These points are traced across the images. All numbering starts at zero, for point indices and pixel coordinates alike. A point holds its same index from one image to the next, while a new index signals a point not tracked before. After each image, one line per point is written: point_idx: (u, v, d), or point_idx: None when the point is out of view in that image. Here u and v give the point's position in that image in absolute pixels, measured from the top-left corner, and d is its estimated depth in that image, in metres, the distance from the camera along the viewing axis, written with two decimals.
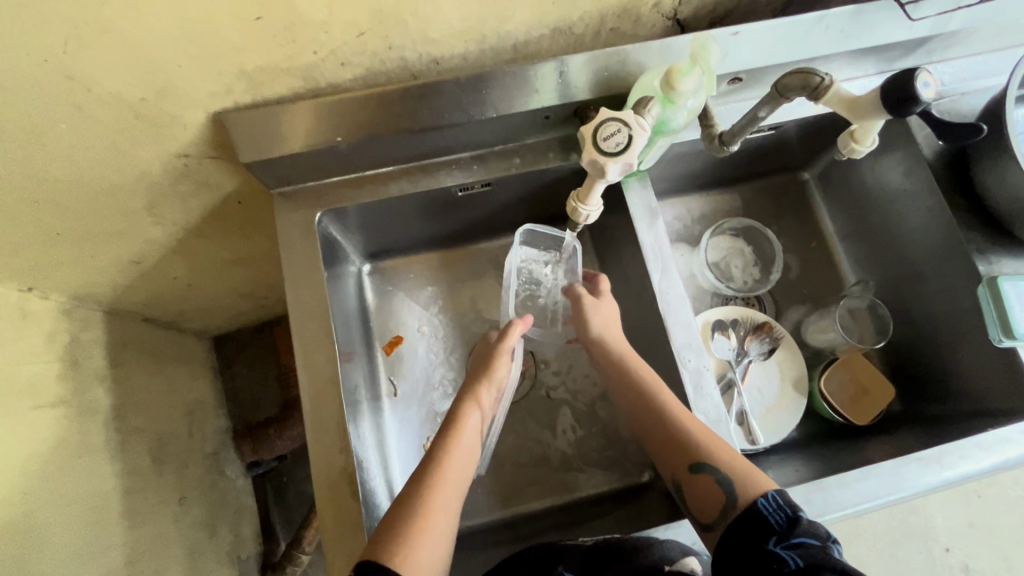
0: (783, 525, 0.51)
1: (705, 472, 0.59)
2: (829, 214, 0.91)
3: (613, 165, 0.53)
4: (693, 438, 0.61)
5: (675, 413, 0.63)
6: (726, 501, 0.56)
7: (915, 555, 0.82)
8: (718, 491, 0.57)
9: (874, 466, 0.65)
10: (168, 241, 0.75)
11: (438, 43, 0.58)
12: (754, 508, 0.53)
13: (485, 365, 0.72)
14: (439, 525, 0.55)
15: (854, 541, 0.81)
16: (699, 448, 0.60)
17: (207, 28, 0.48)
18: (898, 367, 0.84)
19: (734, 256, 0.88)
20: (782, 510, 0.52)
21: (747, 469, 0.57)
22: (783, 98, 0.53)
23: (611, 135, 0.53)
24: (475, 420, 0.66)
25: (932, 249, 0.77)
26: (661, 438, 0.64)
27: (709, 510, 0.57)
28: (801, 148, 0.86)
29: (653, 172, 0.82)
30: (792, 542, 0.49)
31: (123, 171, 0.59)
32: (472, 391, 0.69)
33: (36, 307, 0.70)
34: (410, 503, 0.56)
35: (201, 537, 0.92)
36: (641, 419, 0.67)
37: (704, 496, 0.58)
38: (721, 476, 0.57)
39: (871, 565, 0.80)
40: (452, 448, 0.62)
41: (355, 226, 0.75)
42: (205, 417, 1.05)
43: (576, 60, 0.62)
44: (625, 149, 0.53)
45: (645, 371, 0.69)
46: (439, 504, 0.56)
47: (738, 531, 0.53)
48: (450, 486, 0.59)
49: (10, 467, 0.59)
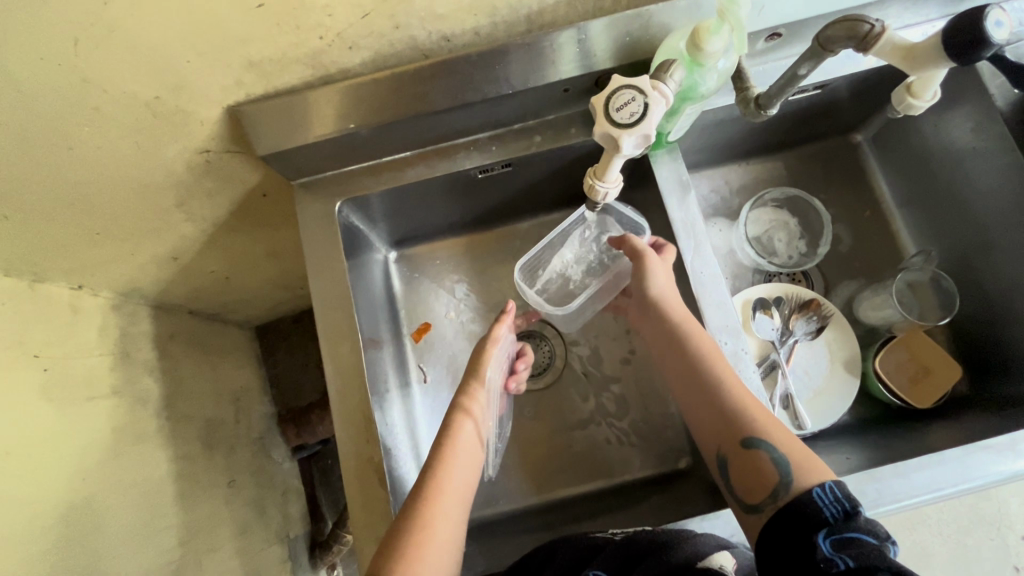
0: (838, 518, 0.47)
1: (760, 449, 0.55)
2: (885, 178, 0.83)
3: (628, 138, 0.49)
4: (749, 413, 0.58)
5: (731, 387, 0.59)
6: (779, 482, 0.52)
7: (987, 544, 0.75)
8: (772, 470, 0.53)
9: (938, 454, 0.60)
10: (200, 235, 0.76)
11: (447, 19, 0.55)
12: (808, 497, 0.49)
13: (474, 368, 0.70)
14: (443, 536, 0.54)
15: (917, 528, 0.76)
16: (756, 423, 0.57)
17: (209, 19, 0.47)
18: (966, 344, 0.76)
19: (778, 230, 0.82)
20: (839, 504, 0.48)
21: (806, 451, 0.54)
22: (826, 53, 0.47)
23: (624, 104, 0.49)
24: (469, 427, 0.65)
25: (1009, 212, 0.69)
26: (710, 410, 0.60)
27: (757, 491, 0.54)
28: (851, 108, 0.79)
29: (685, 143, 0.77)
30: (845, 536, 0.45)
31: (150, 170, 0.60)
32: (462, 400, 0.67)
33: (87, 303, 0.73)
34: (409, 515, 0.55)
35: (254, 517, 0.96)
36: (689, 392, 0.63)
37: (751, 475, 0.54)
38: (778, 455, 0.54)
39: (937, 554, 0.75)
40: (447, 458, 0.61)
41: (378, 214, 0.74)
42: (250, 404, 1.09)
43: (596, 26, 0.58)
44: (640, 119, 0.49)
45: (705, 346, 0.62)
46: (439, 514, 0.56)
47: (789, 514, 0.49)
48: (449, 496, 0.58)
49: (69, 454, 0.62)
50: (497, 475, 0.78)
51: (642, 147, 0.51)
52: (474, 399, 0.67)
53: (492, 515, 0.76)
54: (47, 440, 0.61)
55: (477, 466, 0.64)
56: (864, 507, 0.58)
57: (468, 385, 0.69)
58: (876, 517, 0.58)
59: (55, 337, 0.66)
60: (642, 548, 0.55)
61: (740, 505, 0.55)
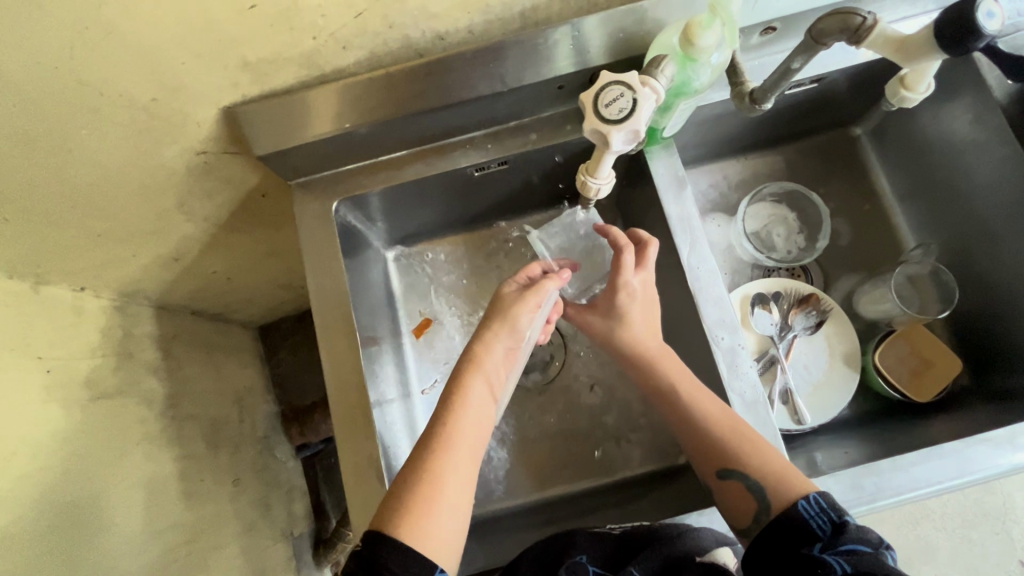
0: (829, 531, 0.47)
1: (734, 479, 0.55)
2: (885, 171, 0.83)
3: (618, 134, 0.49)
4: (720, 443, 0.57)
5: (702, 418, 0.59)
6: (758, 508, 0.53)
7: (991, 537, 0.75)
8: (748, 499, 0.53)
9: (936, 448, 0.60)
10: (201, 236, 0.77)
11: (441, 17, 0.55)
12: (794, 509, 0.50)
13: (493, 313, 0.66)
14: (450, 495, 0.54)
15: (920, 522, 0.75)
16: (729, 450, 0.56)
17: (203, 22, 0.48)
18: (966, 337, 0.76)
19: (776, 224, 0.81)
20: (825, 514, 0.48)
21: (781, 472, 0.53)
22: (819, 46, 0.47)
23: (613, 100, 0.49)
24: (480, 379, 0.62)
25: (1006, 203, 0.69)
26: (690, 442, 0.60)
27: (739, 517, 0.54)
28: (849, 101, 0.79)
29: (682, 139, 0.77)
30: (841, 548, 0.45)
31: (149, 172, 0.61)
32: (478, 348, 0.64)
33: (90, 305, 0.74)
34: (414, 474, 0.55)
35: (259, 515, 0.96)
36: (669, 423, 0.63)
37: (732, 504, 0.55)
38: (751, 481, 0.54)
39: (941, 548, 0.75)
40: (457, 411, 0.59)
41: (376, 213, 0.75)
42: (254, 403, 1.10)
43: (590, 23, 0.59)
44: (629, 115, 0.48)
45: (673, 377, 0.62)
46: (446, 472, 0.55)
47: (775, 533, 0.49)
48: (457, 452, 0.56)
49: (72, 453, 0.63)
50: (497, 471, 0.78)
51: (634, 143, 0.50)
52: (489, 347, 0.64)
53: (493, 512, 0.76)
54: (52, 440, 0.62)
55: (489, 419, 0.62)
56: (863, 501, 0.58)
57: (482, 333, 0.65)
58: (874, 512, 0.58)
59: (59, 339, 0.67)
60: (641, 539, 0.55)
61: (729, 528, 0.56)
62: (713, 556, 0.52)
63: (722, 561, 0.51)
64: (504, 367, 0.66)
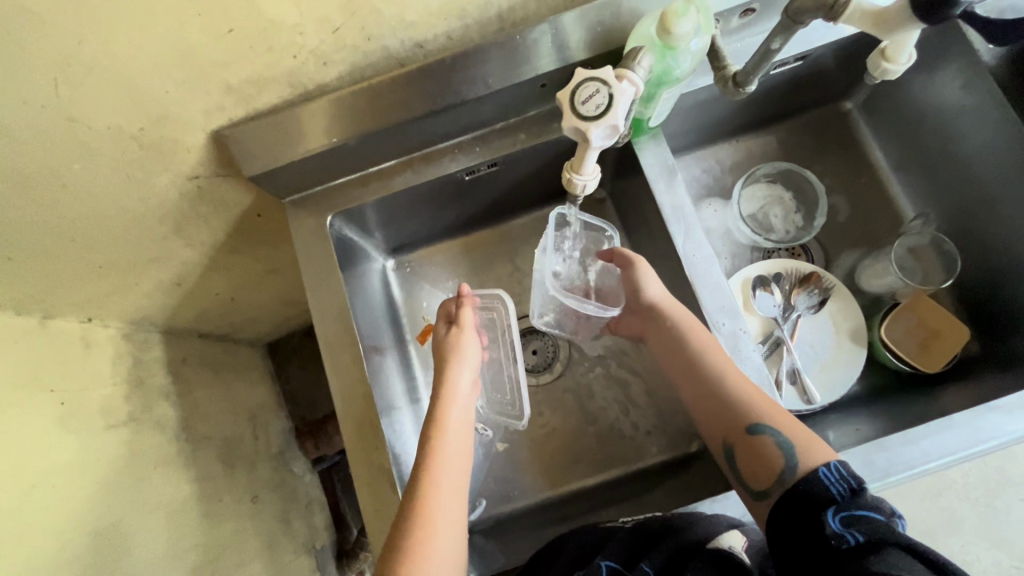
0: (845, 496, 0.45)
1: (764, 434, 0.54)
2: (879, 144, 0.82)
3: (596, 131, 0.48)
4: (749, 402, 0.56)
5: (729, 378, 0.58)
6: (785, 467, 0.51)
7: (1018, 503, 0.74)
8: (777, 455, 0.52)
9: (946, 419, 0.59)
10: (201, 260, 0.78)
11: (418, 26, 0.56)
12: (814, 476, 0.48)
13: (443, 350, 0.69)
14: (443, 526, 0.54)
15: (943, 493, 0.74)
16: (758, 410, 0.55)
17: (182, 49, 0.48)
18: (972, 305, 0.75)
19: (773, 205, 0.81)
20: (844, 481, 0.46)
21: (811, 434, 0.52)
22: (797, 24, 0.46)
23: (589, 97, 0.48)
24: (456, 411, 0.64)
25: (1003, 168, 0.68)
26: (712, 402, 0.58)
27: (763, 476, 0.52)
28: (836, 77, 0.78)
29: (670, 128, 0.77)
30: (854, 514, 0.43)
31: (143, 201, 0.61)
32: (442, 376, 0.67)
33: (97, 334, 0.75)
34: (406, 515, 0.54)
35: (278, 532, 0.96)
36: (689, 383, 0.61)
37: (758, 463, 0.53)
38: (782, 439, 0.53)
39: (967, 517, 0.74)
40: (437, 449, 0.60)
41: (371, 225, 0.75)
42: (268, 420, 1.11)
43: (567, 20, 0.59)
44: (605, 111, 0.47)
45: (703, 339, 0.61)
46: (437, 510, 0.55)
47: (796, 494, 0.48)
48: (445, 488, 0.57)
49: (91, 482, 0.64)
50: (511, 470, 0.79)
51: (614, 139, 0.49)
52: (452, 377, 0.66)
53: (510, 512, 0.77)
54: (69, 470, 0.62)
55: (469, 448, 0.63)
56: (876, 478, 0.58)
57: (443, 370, 0.67)
58: (889, 488, 0.58)
59: (69, 370, 0.68)
60: (653, 531, 0.55)
61: (748, 491, 0.54)
62: (717, 542, 0.50)
63: (727, 546, 0.50)
64: (472, 398, 0.68)
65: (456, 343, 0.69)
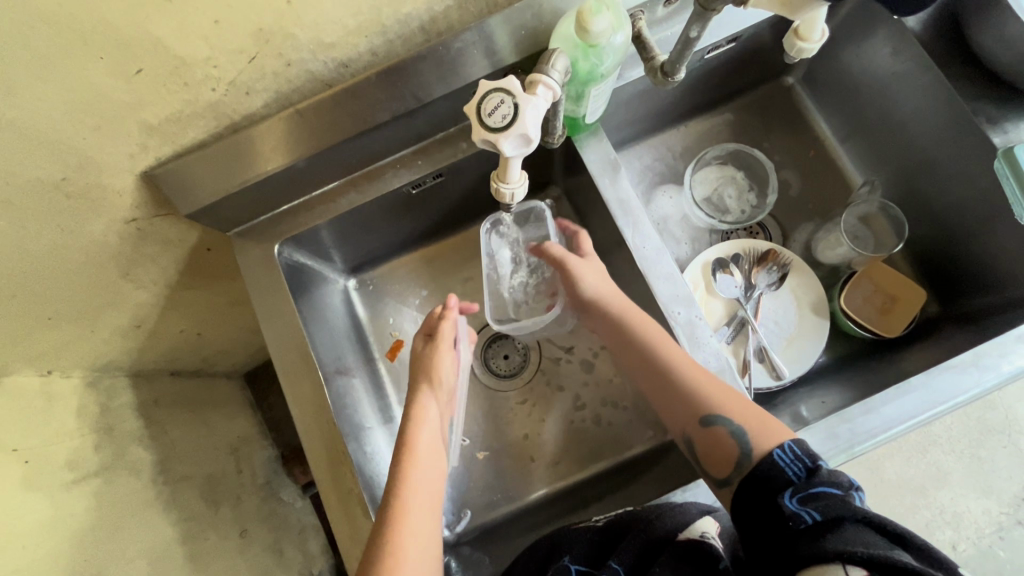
0: (801, 476, 0.47)
1: (717, 424, 0.55)
2: (823, 115, 0.83)
3: (506, 141, 0.45)
4: (701, 393, 0.58)
5: (681, 369, 0.59)
6: (740, 454, 0.53)
7: (1000, 453, 0.74)
8: (732, 443, 0.54)
9: (903, 385, 0.60)
10: (156, 300, 0.77)
11: (337, 46, 0.55)
12: (770, 459, 0.50)
13: (419, 370, 0.68)
14: (415, 551, 0.53)
15: (928, 449, 0.74)
16: (710, 399, 0.57)
17: (93, 93, 0.47)
18: (928, 265, 0.76)
19: (726, 186, 0.81)
20: (799, 461, 0.48)
21: (761, 418, 0.54)
22: (710, 12, 0.47)
23: (495, 108, 0.45)
24: (428, 433, 0.64)
25: (938, 131, 0.69)
26: (669, 396, 0.60)
27: (720, 465, 0.54)
28: (774, 55, 0.79)
29: (614, 120, 0.76)
30: (810, 492, 0.45)
31: (83, 249, 0.60)
32: (416, 398, 0.66)
33: (59, 387, 0.73)
34: (378, 539, 0.53)
35: (272, 563, 0.94)
36: (646, 378, 0.62)
37: (715, 452, 0.55)
38: (734, 427, 0.54)
39: (953, 470, 0.73)
40: (410, 469, 0.59)
41: (323, 248, 0.74)
42: (251, 451, 1.09)
43: (490, 26, 0.59)
44: (513, 120, 0.45)
45: (653, 336, 0.63)
46: (409, 534, 0.54)
47: (754, 479, 0.50)
48: (416, 513, 0.56)
49: (61, 538, 0.62)
50: (494, 477, 0.78)
51: (528, 149, 0.47)
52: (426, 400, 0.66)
53: (495, 520, 0.76)
54: (36, 531, 0.60)
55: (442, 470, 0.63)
56: (843, 449, 0.58)
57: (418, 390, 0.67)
58: (856, 457, 0.59)
59: (27, 429, 0.66)
60: (625, 525, 0.56)
61: (710, 479, 0.56)
62: (689, 533, 0.51)
63: (699, 535, 0.51)
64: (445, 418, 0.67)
65: (434, 362, 0.68)
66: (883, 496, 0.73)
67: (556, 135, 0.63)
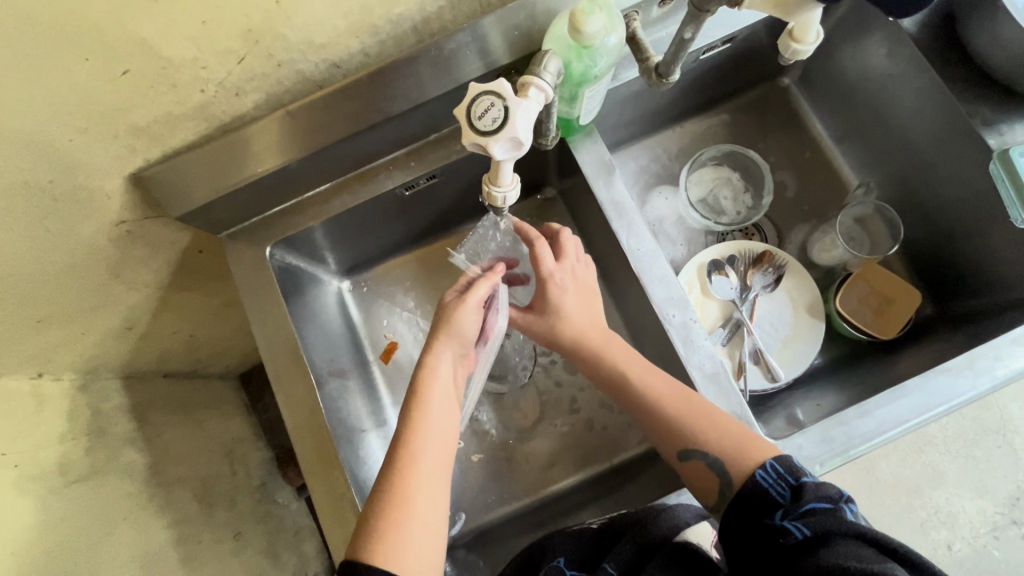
0: (791, 494, 0.48)
1: (694, 458, 0.56)
2: (818, 116, 0.83)
3: (496, 145, 0.45)
4: (676, 426, 0.57)
5: (654, 403, 0.59)
6: (720, 484, 0.54)
7: (994, 453, 0.74)
8: (710, 476, 0.55)
9: (897, 388, 0.60)
10: (148, 302, 0.76)
11: (329, 47, 0.55)
12: (754, 481, 0.51)
13: (439, 319, 0.62)
14: (419, 508, 0.53)
15: (923, 450, 0.74)
16: (684, 432, 0.57)
17: (78, 95, 0.47)
18: (924, 266, 0.76)
19: (722, 187, 0.81)
20: (783, 481, 0.49)
21: (738, 444, 0.54)
22: (704, 13, 0.46)
23: (485, 111, 0.45)
24: (442, 382, 0.60)
25: (933, 132, 0.69)
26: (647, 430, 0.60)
27: (704, 494, 0.56)
28: (770, 55, 0.78)
29: (609, 121, 0.76)
30: (801, 509, 0.46)
31: (72, 252, 0.59)
32: (435, 347, 0.61)
33: (50, 390, 0.72)
34: (382, 491, 0.54)
35: (267, 565, 0.94)
36: (626, 407, 0.63)
37: (697, 481, 0.56)
38: (711, 459, 0.55)
39: (948, 471, 0.73)
40: (419, 422, 0.58)
41: (316, 250, 0.74)
42: (246, 453, 1.09)
43: (483, 27, 0.58)
44: (503, 124, 0.45)
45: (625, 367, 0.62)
46: (415, 489, 0.54)
47: (743, 499, 0.50)
48: (424, 469, 0.55)
49: (53, 543, 0.61)
50: (489, 480, 0.77)
51: (519, 152, 0.46)
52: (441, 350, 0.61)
53: (490, 523, 0.76)
54: (27, 536, 0.60)
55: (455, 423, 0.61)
56: (837, 452, 0.58)
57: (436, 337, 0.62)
58: (850, 461, 0.58)
59: (18, 432, 0.65)
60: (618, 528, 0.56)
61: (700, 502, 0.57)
62: (684, 536, 0.52)
63: (694, 541, 0.52)
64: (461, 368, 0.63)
65: (458, 315, 0.61)
66: (878, 497, 0.73)
67: (550, 137, 0.62)
